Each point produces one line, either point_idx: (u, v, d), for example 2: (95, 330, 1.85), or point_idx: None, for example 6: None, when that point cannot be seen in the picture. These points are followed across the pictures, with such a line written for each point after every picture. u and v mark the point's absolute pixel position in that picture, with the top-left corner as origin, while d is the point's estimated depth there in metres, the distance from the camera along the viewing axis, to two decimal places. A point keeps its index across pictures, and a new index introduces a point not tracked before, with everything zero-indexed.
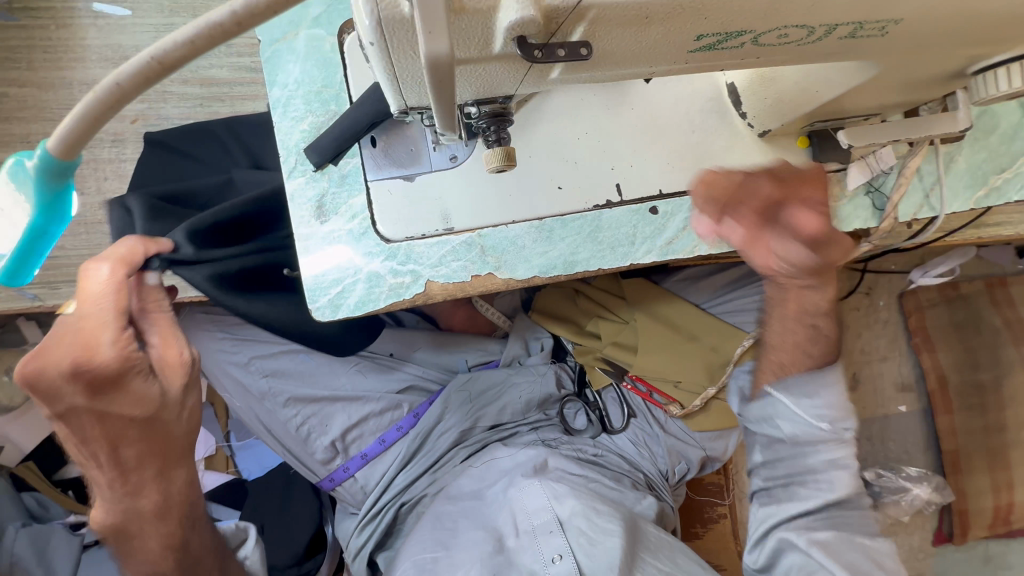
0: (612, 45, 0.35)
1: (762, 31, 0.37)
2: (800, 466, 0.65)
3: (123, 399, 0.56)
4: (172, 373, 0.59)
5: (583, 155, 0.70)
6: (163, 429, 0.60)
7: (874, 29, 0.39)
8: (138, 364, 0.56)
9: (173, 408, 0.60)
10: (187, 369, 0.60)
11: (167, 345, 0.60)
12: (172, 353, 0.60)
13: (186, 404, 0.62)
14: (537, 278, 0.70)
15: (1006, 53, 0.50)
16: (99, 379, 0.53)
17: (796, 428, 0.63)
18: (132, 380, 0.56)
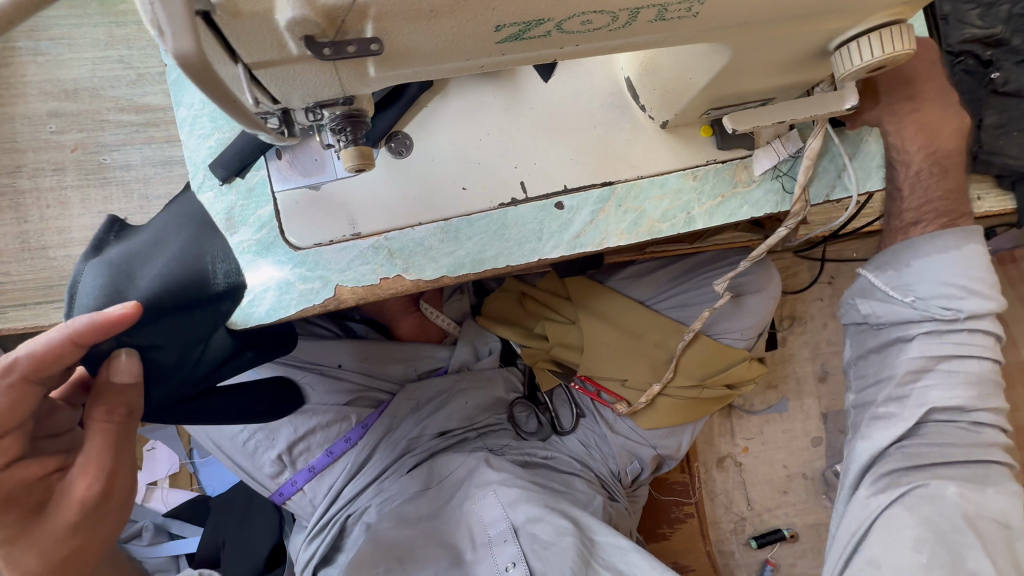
0: (410, 40, 0.37)
1: (562, 18, 0.38)
2: (896, 336, 0.78)
3: (11, 515, 0.51)
4: (62, 507, 0.52)
5: (487, 156, 0.71)
6: (30, 557, 0.52)
7: (682, 10, 0.40)
8: (17, 478, 0.51)
9: (46, 540, 0.52)
10: (85, 506, 0.52)
11: (82, 475, 0.52)
12: (77, 482, 0.52)
13: (70, 538, 0.53)
14: (446, 277, 0.71)
15: (859, 26, 0.51)
16: None
17: (910, 296, 0.76)
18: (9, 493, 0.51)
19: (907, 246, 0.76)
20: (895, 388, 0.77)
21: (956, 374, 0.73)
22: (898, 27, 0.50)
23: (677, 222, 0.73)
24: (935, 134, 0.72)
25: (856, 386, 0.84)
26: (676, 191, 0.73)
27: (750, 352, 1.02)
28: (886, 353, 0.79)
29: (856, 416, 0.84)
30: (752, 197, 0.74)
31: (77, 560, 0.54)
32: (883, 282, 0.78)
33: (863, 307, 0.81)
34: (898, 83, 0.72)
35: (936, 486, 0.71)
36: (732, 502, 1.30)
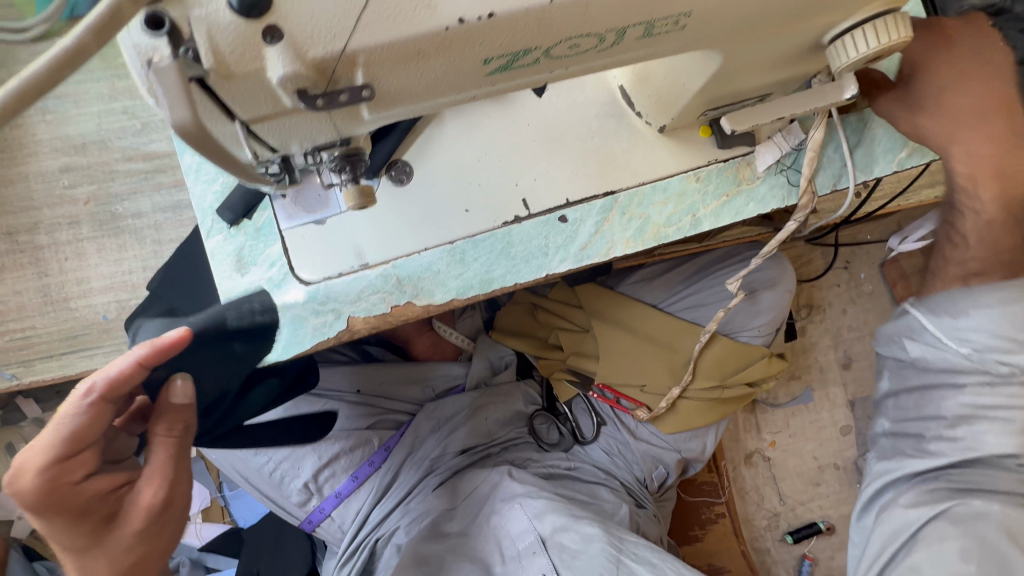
0: (400, 83, 0.37)
1: (549, 44, 0.38)
2: (949, 379, 0.74)
3: (84, 526, 0.50)
4: (128, 518, 0.51)
5: (487, 177, 0.72)
6: (95, 571, 0.50)
7: (669, 24, 0.40)
8: (88, 491, 0.50)
9: (112, 551, 0.51)
10: (149, 515, 0.51)
11: (148, 483, 0.52)
12: (143, 489, 0.51)
13: (134, 550, 0.52)
14: (455, 300, 0.71)
15: (853, 16, 0.50)
16: (56, 501, 0.48)
17: (961, 345, 0.72)
18: (84, 505, 0.50)
19: (965, 292, 0.72)
20: (948, 435, 0.74)
21: (1012, 423, 0.69)
22: (893, 17, 0.49)
23: (683, 225, 0.73)
24: (1009, 179, 0.66)
25: (894, 416, 0.82)
26: (679, 195, 0.73)
27: (768, 348, 1.01)
28: (930, 393, 0.76)
29: (891, 447, 0.82)
30: (758, 193, 0.73)
31: (139, 573, 0.53)
32: (930, 329, 0.75)
33: (910, 348, 0.78)
34: (980, 114, 0.62)
35: (981, 502, 0.69)
36: (763, 498, 1.27)
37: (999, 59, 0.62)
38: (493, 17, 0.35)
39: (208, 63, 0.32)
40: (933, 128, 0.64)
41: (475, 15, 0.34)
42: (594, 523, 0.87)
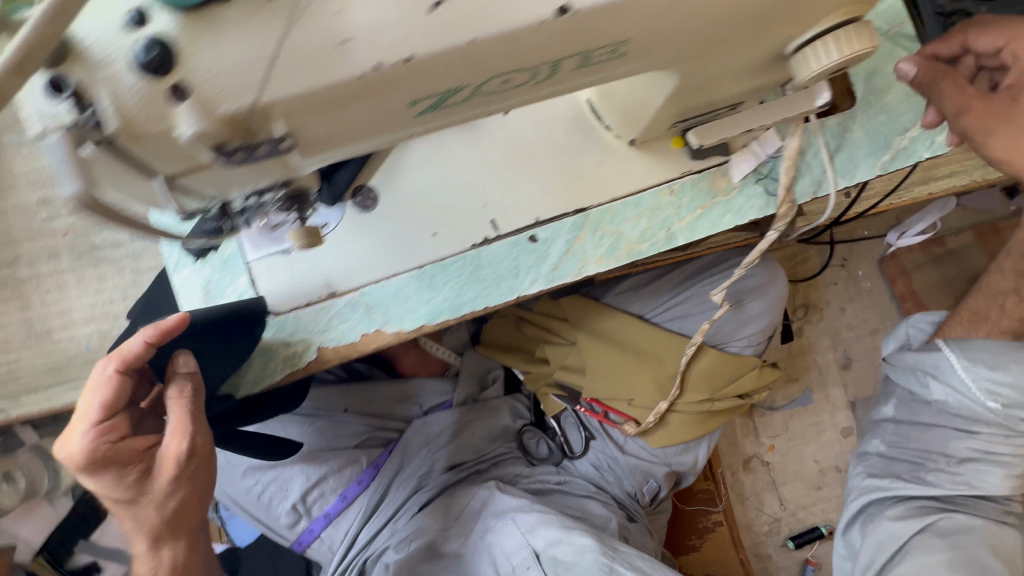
0: (322, 129, 0.36)
1: (478, 82, 0.37)
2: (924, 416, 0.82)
3: (130, 476, 0.61)
4: (162, 469, 0.61)
5: (454, 199, 0.70)
6: (151, 505, 0.62)
7: (606, 54, 0.38)
8: (128, 447, 0.61)
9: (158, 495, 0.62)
10: (177, 466, 0.60)
11: (172, 437, 0.60)
12: (169, 443, 0.60)
13: (177, 488, 0.62)
14: (426, 325, 0.70)
15: (816, 27, 0.47)
16: (103, 457, 0.60)
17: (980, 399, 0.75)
18: (127, 459, 0.61)
19: (1012, 350, 0.74)
20: (945, 466, 0.79)
21: (1011, 468, 0.75)
22: (857, 26, 0.46)
23: (657, 240, 0.71)
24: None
25: (892, 440, 0.86)
26: (653, 209, 0.71)
27: (759, 357, 0.99)
28: (933, 430, 0.81)
29: (883, 467, 0.86)
30: (735, 204, 0.71)
31: (188, 503, 0.64)
32: (963, 378, 0.77)
33: (932, 388, 0.80)
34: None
35: (958, 514, 0.78)
36: (763, 503, 1.25)
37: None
38: (413, 59, 0.33)
39: (113, 127, 0.31)
40: None
41: (393, 59, 0.32)
42: (587, 534, 0.89)
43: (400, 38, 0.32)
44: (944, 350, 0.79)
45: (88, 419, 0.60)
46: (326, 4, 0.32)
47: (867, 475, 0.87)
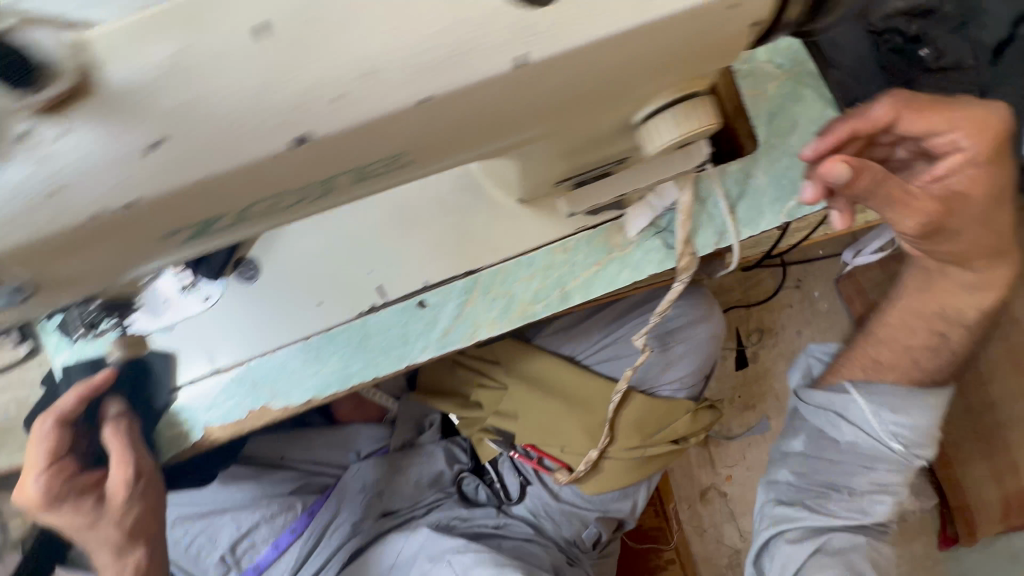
0: (79, 269, 0.34)
1: (240, 208, 0.34)
2: (832, 452, 0.76)
3: (86, 504, 0.67)
4: (113, 494, 0.67)
5: (339, 266, 0.67)
6: (110, 526, 0.69)
7: (384, 166, 0.35)
8: (78, 482, 0.67)
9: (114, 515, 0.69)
10: (126, 488, 0.67)
11: (117, 466, 0.66)
12: (115, 472, 0.66)
13: (131, 506, 0.69)
14: (315, 399, 0.68)
15: (655, 100, 0.43)
16: (55, 495, 0.66)
17: (883, 443, 0.72)
18: (77, 493, 0.67)
19: (908, 394, 0.72)
20: (848, 498, 0.75)
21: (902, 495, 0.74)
22: (695, 101, 0.43)
23: (552, 300, 0.68)
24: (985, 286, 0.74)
25: (799, 470, 0.79)
26: (546, 268, 0.68)
27: (693, 398, 0.98)
28: (839, 464, 0.75)
29: (791, 496, 0.79)
30: (632, 260, 0.67)
31: (145, 518, 0.71)
32: (870, 420, 0.73)
33: (842, 428, 0.75)
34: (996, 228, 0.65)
35: (851, 538, 0.74)
36: (723, 535, 1.21)
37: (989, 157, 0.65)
38: (141, 201, 0.30)
39: None
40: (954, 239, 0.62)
41: (118, 204, 0.30)
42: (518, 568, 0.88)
43: (122, 182, 0.30)
44: (850, 392, 0.75)
45: (34, 466, 0.66)
46: (29, 154, 0.29)
47: (773, 505, 0.80)
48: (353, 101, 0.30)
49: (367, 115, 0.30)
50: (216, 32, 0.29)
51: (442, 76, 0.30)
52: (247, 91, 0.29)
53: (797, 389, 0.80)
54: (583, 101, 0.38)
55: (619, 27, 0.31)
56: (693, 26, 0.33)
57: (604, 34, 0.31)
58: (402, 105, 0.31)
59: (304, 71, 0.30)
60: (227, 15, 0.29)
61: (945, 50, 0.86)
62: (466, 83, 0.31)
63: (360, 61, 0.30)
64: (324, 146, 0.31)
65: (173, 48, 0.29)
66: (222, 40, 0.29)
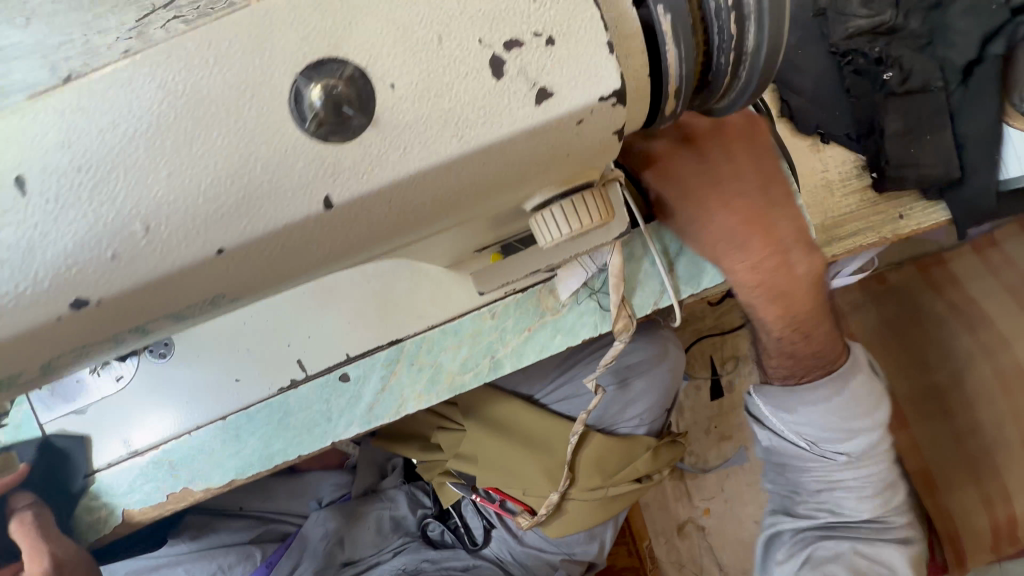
0: None
1: (38, 365, 0.30)
2: (781, 457, 0.79)
3: None
4: None
5: (256, 340, 0.63)
6: None
7: (206, 306, 0.31)
8: None
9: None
10: None
11: (33, 557, 0.62)
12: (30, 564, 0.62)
13: None
14: (237, 479, 0.65)
15: (543, 192, 0.38)
16: None
17: (793, 440, 0.74)
18: None
19: (795, 390, 0.71)
20: (811, 498, 0.78)
21: (862, 490, 0.73)
22: (587, 193, 0.39)
23: (481, 369, 0.64)
24: (791, 302, 0.64)
25: (773, 477, 0.83)
26: (474, 336, 0.64)
27: (658, 438, 0.94)
28: (790, 468, 0.79)
29: (779, 503, 0.83)
30: (565, 323, 0.63)
31: None
32: (774, 422, 0.75)
33: (759, 433, 0.79)
34: (737, 242, 0.58)
35: (836, 541, 0.74)
36: (702, 569, 1.18)
37: (741, 172, 0.58)
38: None
39: None
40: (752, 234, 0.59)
41: None
42: None
43: None
44: (752, 397, 0.77)
45: None
46: None
47: (767, 516, 0.85)
48: (133, 261, 0.26)
49: (152, 272, 0.27)
50: None
51: (236, 225, 0.27)
52: (8, 254, 0.26)
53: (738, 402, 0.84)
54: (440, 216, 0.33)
55: (435, 158, 0.27)
56: (535, 145, 0.28)
57: (421, 166, 0.27)
58: (192, 258, 0.27)
59: (73, 228, 0.26)
60: None
61: (911, 69, 0.80)
62: (265, 231, 0.27)
63: (138, 217, 0.26)
64: (114, 306, 0.27)
65: None
66: None
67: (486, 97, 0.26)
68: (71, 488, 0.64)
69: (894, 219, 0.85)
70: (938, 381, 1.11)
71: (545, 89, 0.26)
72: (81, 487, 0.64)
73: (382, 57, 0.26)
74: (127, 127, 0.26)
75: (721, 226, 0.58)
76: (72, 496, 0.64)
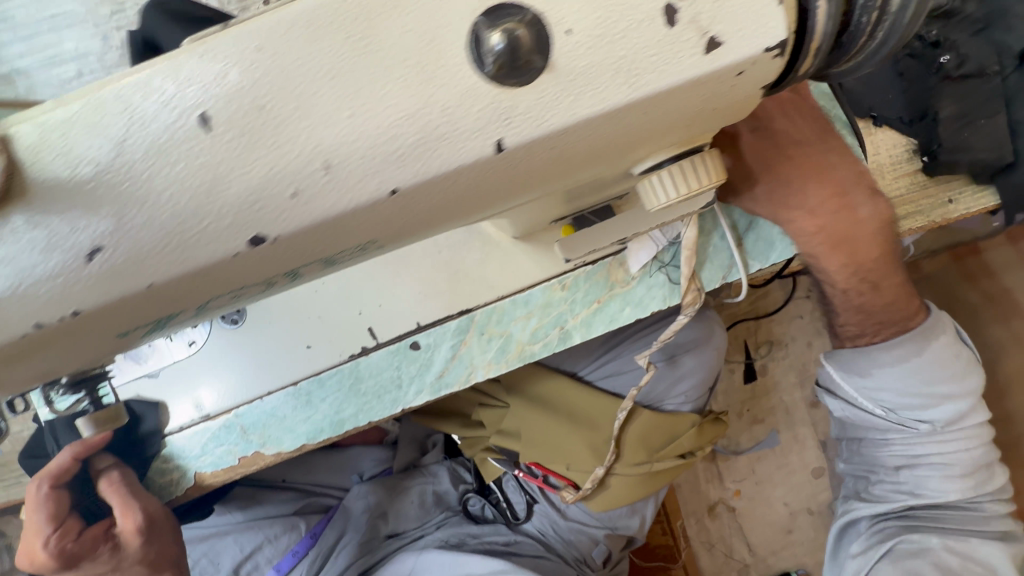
0: (12, 379, 0.30)
1: (200, 303, 0.31)
2: (857, 434, 0.84)
3: (100, 557, 0.63)
4: (124, 543, 0.63)
5: (326, 308, 0.64)
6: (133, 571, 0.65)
7: (354, 252, 0.32)
8: (86, 538, 0.63)
9: (135, 556, 0.65)
10: (138, 534, 0.63)
11: (125, 513, 0.63)
12: (123, 519, 0.63)
13: (148, 551, 0.65)
14: (308, 444, 0.66)
15: (658, 154, 0.39)
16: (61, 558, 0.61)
17: (869, 409, 0.78)
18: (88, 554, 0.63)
19: (866, 354, 0.74)
20: (891, 477, 0.83)
21: (944, 469, 0.77)
22: (698, 157, 0.40)
23: (550, 340, 0.65)
24: (854, 248, 0.64)
25: (850, 460, 0.89)
26: (544, 307, 0.65)
27: (701, 415, 0.95)
28: (867, 447, 0.84)
29: (858, 485, 0.90)
30: (634, 296, 0.64)
31: (164, 557, 0.68)
32: (848, 390, 0.78)
33: (833, 403, 0.83)
34: (798, 193, 0.59)
35: (919, 535, 0.79)
36: (731, 549, 1.20)
37: (787, 125, 0.59)
38: (81, 313, 0.28)
39: None
40: (811, 180, 0.60)
41: (58, 316, 0.28)
42: None
43: (58, 293, 0.27)
44: (825, 364, 0.81)
45: (32, 531, 0.62)
46: None
47: (848, 501, 0.91)
48: (313, 198, 0.27)
49: (330, 211, 0.28)
50: (163, 125, 0.26)
51: (412, 166, 0.27)
52: (194, 190, 0.27)
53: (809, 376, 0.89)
54: (574, 169, 0.34)
55: (605, 105, 0.27)
56: (690, 96, 0.29)
57: (592, 112, 0.28)
58: (369, 198, 0.28)
59: (259, 165, 0.27)
60: (172, 102, 0.26)
61: (967, 55, 0.80)
62: (438, 172, 0.28)
63: (319, 155, 0.27)
64: (288, 245, 0.28)
65: (107, 143, 0.27)
66: (168, 135, 0.26)
67: (659, 45, 0.27)
68: (150, 448, 0.65)
69: (943, 203, 0.86)
70: None
71: (715, 38, 0.27)
72: (158, 448, 0.65)
73: (559, 3, 0.26)
74: (311, 67, 0.26)
75: (778, 172, 0.59)
76: (151, 456, 0.65)
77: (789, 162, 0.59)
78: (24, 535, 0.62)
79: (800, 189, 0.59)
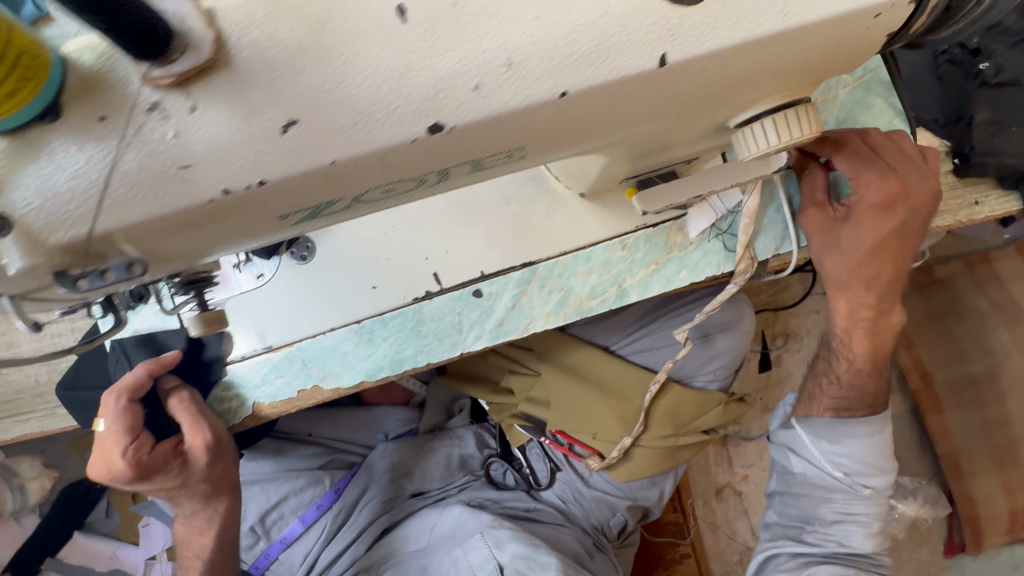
0: (184, 246, 0.33)
1: (357, 193, 0.34)
2: (805, 487, 0.78)
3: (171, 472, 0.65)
4: (193, 457, 0.65)
5: (395, 250, 0.66)
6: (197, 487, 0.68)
7: (500, 158, 0.35)
8: (155, 453, 0.65)
9: (201, 473, 0.67)
10: (207, 452, 0.65)
11: (194, 432, 0.64)
12: (192, 437, 0.64)
13: (213, 469, 0.67)
14: (365, 382, 0.68)
15: (759, 105, 0.42)
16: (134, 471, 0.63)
17: (823, 468, 0.76)
18: (160, 468, 0.65)
19: (844, 423, 0.74)
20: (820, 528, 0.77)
21: (869, 526, 0.74)
22: (800, 108, 0.42)
23: (608, 296, 0.68)
24: (877, 343, 0.73)
25: (781, 510, 0.82)
26: (605, 265, 0.67)
27: (726, 394, 0.98)
28: (816, 497, 0.77)
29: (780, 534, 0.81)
30: (691, 260, 0.67)
31: (224, 477, 0.70)
32: (814, 450, 0.76)
33: (793, 460, 0.79)
34: (875, 281, 0.67)
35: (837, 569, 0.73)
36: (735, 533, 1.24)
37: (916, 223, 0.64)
38: (266, 183, 0.30)
39: None
40: (887, 273, 0.66)
41: (243, 184, 0.30)
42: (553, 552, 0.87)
43: (250, 161, 0.29)
44: (795, 425, 0.79)
45: (106, 443, 0.63)
46: (163, 123, 0.28)
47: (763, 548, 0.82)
48: (492, 92, 0.30)
49: (505, 106, 0.30)
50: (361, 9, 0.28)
51: (586, 70, 0.30)
52: (386, 75, 0.29)
53: (772, 430, 0.84)
54: (701, 103, 0.37)
55: (758, 32, 0.30)
56: (831, 34, 0.32)
57: (746, 38, 0.31)
58: (543, 96, 0.30)
59: (450, 56, 0.29)
60: None
61: (1004, 64, 0.84)
62: (605, 80, 0.30)
63: (504, 52, 0.29)
64: (457, 136, 0.31)
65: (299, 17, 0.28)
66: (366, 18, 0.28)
67: None
68: (217, 371, 0.67)
69: (970, 204, 0.88)
70: (973, 372, 1.18)
71: None
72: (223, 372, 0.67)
73: None
74: None
75: (877, 249, 0.64)
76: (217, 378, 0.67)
77: (890, 250, 0.64)
78: (98, 448, 0.64)
79: (875, 276, 0.66)
